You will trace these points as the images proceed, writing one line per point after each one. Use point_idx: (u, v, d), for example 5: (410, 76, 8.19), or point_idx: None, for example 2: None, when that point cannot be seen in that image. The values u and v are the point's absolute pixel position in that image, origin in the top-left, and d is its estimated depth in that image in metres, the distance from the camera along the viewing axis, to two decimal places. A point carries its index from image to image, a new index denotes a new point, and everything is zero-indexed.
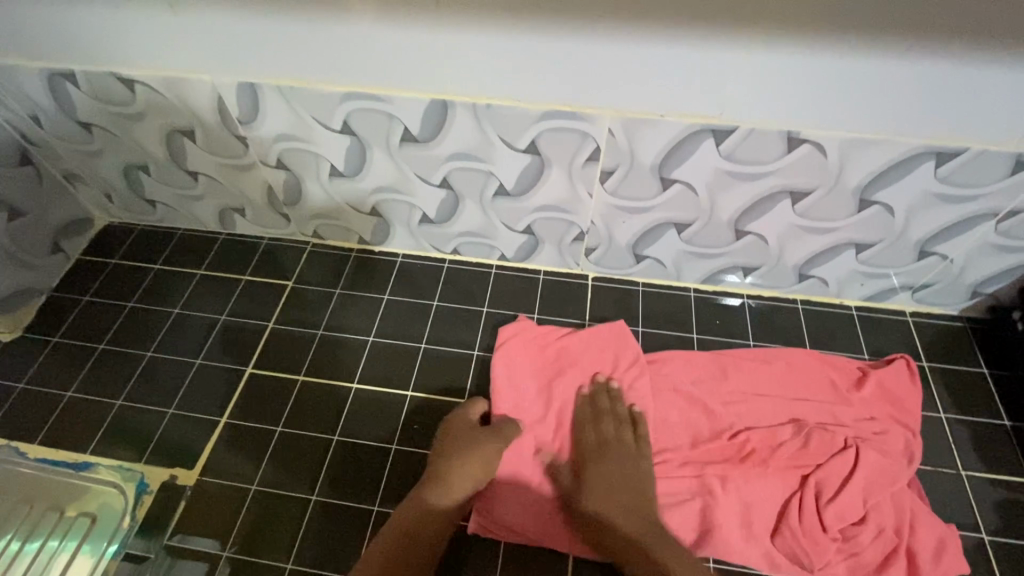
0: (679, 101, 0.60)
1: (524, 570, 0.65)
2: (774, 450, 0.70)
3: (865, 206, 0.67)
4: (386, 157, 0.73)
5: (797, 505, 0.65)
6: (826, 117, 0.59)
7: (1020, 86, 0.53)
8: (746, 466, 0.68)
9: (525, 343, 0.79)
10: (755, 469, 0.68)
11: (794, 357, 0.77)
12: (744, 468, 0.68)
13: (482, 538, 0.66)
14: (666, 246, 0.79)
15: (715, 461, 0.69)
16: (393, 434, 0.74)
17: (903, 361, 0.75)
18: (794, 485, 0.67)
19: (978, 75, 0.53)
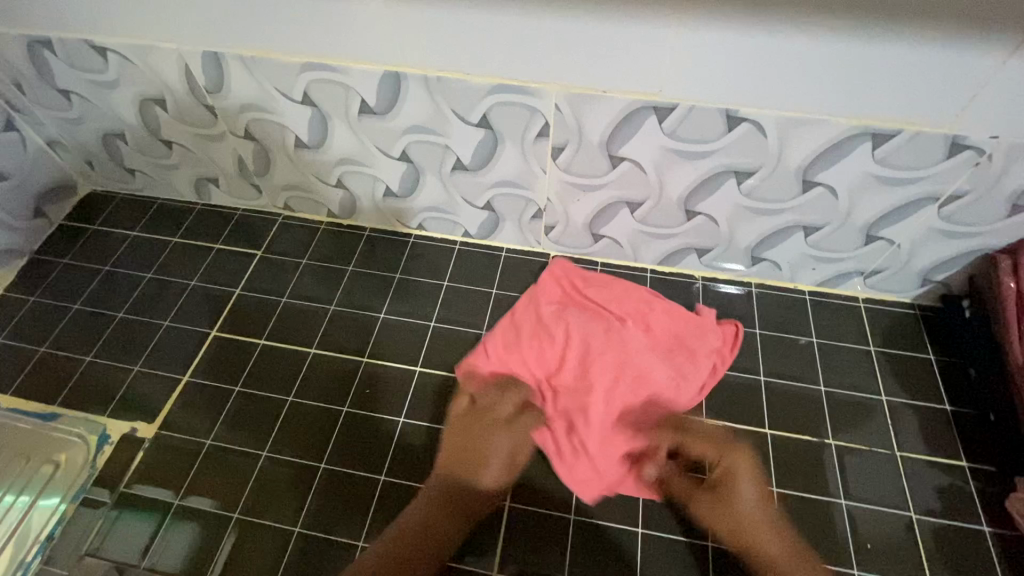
0: (624, 78, 0.61)
1: None
2: (632, 373, 0.75)
3: (810, 188, 0.67)
4: (346, 129, 0.74)
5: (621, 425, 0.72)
6: (765, 97, 0.59)
7: (947, 68, 0.54)
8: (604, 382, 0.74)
9: (555, 292, 0.83)
10: (609, 387, 0.74)
11: (701, 322, 0.80)
12: (598, 383, 0.74)
13: None
14: (621, 225, 0.80)
15: (579, 375, 0.75)
16: (346, 398, 0.77)
17: (733, 330, 0.80)
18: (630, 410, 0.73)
19: (910, 54, 0.53)
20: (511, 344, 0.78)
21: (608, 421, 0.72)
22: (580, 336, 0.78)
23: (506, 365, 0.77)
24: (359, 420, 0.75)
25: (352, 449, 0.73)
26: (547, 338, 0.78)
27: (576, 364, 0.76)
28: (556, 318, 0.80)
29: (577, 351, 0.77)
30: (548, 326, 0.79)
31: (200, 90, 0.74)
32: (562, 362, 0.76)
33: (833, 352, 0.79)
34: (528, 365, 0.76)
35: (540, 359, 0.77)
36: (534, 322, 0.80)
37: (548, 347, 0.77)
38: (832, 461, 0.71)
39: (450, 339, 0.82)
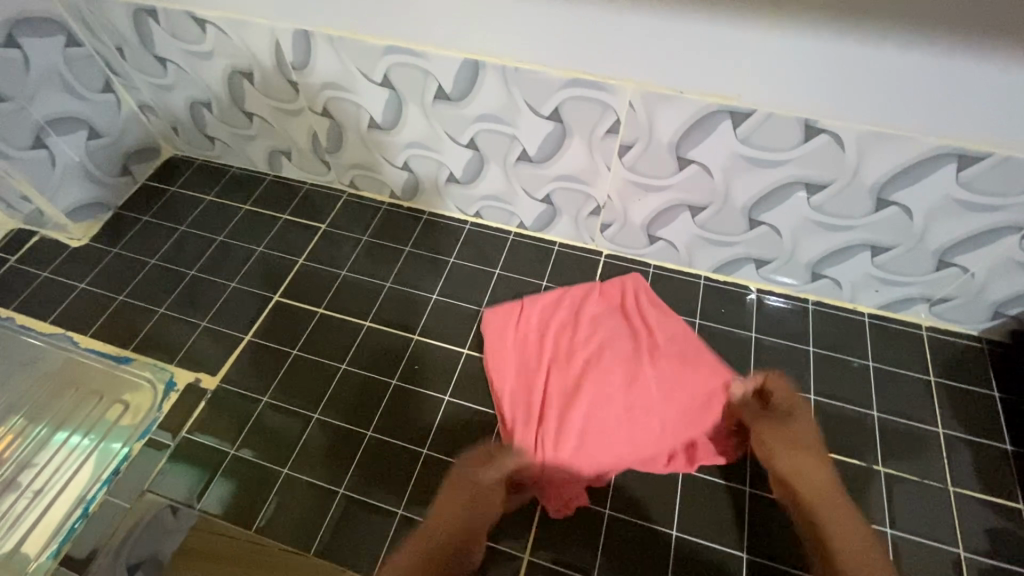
0: (701, 80, 0.61)
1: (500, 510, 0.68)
2: (640, 374, 0.77)
3: (884, 206, 0.65)
4: (419, 114, 0.76)
5: (618, 417, 0.73)
6: (848, 108, 0.58)
7: None
8: (613, 377, 0.76)
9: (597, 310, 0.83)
10: (616, 382, 0.76)
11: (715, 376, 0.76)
12: (605, 375, 0.77)
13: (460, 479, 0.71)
14: (680, 229, 0.79)
15: (590, 365, 0.78)
16: (395, 372, 0.80)
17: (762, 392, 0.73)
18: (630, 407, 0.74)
19: (1014, 76, 0.51)
20: (536, 328, 0.82)
21: (586, 443, 0.71)
22: (600, 334, 0.80)
23: (523, 343, 0.81)
24: (405, 394, 0.77)
25: (398, 422, 0.75)
26: (559, 335, 0.81)
27: (579, 373, 0.77)
28: (585, 321, 0.82)
29: (593, 345, 0.80)
30: (575, 323, 0.82)
31: (287, 65, 0.78)
32: (568, 363, 0.78)
33: (889, 378, 0.77)
34: (538, 355, 0.80)
35: (559, 346, 0.80)
36: (564, 318, 0.83)
37: (559, 345, 0.80)
38: (879, 488, 0.69)
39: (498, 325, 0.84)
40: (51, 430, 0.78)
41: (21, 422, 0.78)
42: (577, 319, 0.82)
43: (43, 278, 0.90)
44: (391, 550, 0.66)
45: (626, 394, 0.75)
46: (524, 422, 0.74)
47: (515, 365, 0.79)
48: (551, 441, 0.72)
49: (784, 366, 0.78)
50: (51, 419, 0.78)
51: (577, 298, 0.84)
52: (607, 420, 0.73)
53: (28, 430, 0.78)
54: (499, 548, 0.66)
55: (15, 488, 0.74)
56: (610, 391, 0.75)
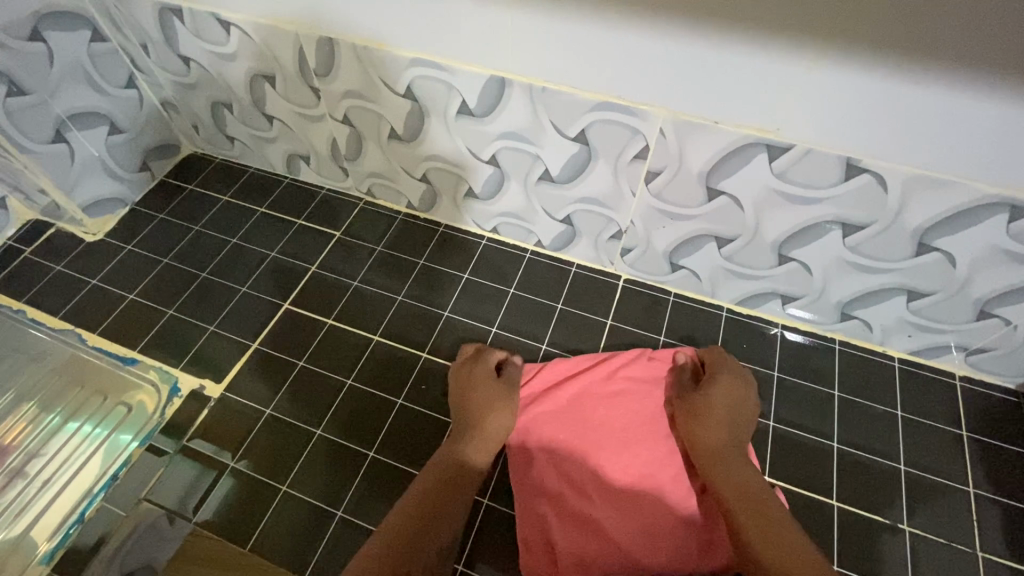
0: (739, 110, 0.57)
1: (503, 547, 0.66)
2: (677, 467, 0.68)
3: (925, 252, 0.62)
4: (441, 127, 0.74)
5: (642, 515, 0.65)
6: (894, 150, 0.55)
7: None
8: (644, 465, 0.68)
9: (635, 385, 0.74)
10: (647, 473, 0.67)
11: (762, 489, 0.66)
12: (636, 461, 0.68)
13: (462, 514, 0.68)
14: (704, 259, 0.76)
15: (619, 448, 0.69)
16: (400, 390, 0.77)
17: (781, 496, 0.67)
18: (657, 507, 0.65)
19: None
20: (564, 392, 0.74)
21: (600, 541, 0.63)
22: (635, 413, 0.72)
23: (549, 406, 0.73)
24: (411, 414, 0.75)
25: (402, 443, 0.73)
26: (598, 410, 0.72)
27: (615, 461, 0.68)
28: (620, 399, 0.73)
29: (625, 423, 0.71)
30: (609, 394, 0.73)
31: (310, 71, 0.76)
32: (602, 448, 0.69)
33: (917, 429, 0.73)
34: (561, 426, 0.71)
35: (589, 417, 0.72)
36: (598, 385, 0.74)
37: (595, 422, 0.71)
38: (902, 549, 0.65)
39: (509, 347, 0.81)
40: (57, 425, 0.77)
41: (26, 415, 0.78)
42: (612, 392, 0.73)
43: (56, 272, 0.90)
44: None
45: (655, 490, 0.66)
46: (547, 510, 0.66)
47: (537, 432, 0.71)
48: (578, 538, 0.64)
49: (807, 409, 0.75)
50: (56, 415, 0.78)
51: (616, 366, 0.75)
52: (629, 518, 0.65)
53: (34, 423, 0.78)
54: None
55: (17, 483, 0.73)
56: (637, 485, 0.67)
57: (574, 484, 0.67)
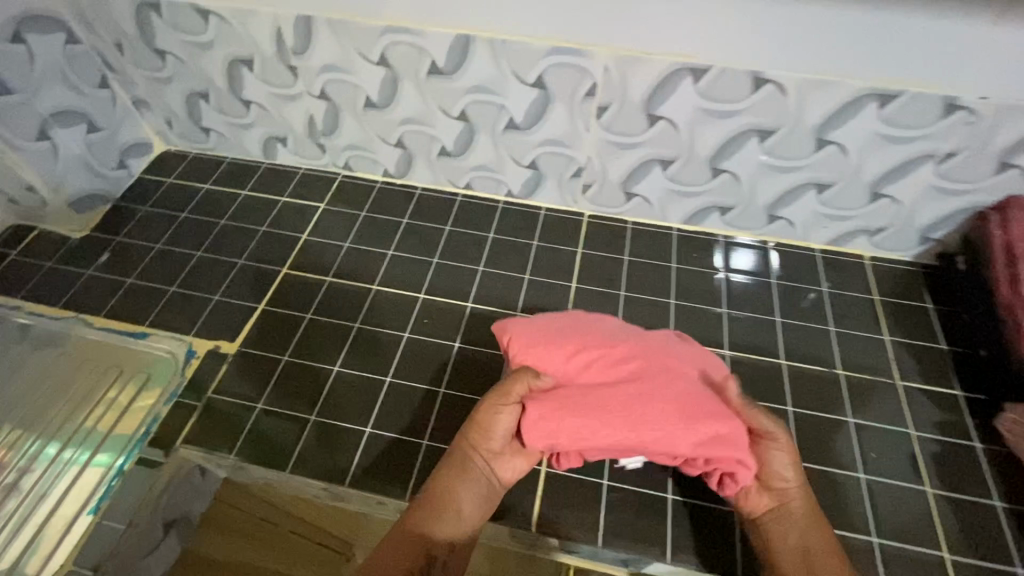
0: (664, 40, 0.71)
1: None
2: (664, 371, 0.64)
3: (824, 145, 0.76)
4: (415, 90, 0.84)
5: (623, 408, 0.61)
6: (784, 60, 0.69)
7: (933, 33, 0.65)
8: (637, 372, 0.64)
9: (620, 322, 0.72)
10: (637, 380, 0.63)
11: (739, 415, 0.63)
12: (629, 366, 0.64)
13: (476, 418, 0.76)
14: (652, 183, 0.89)
15: (613, 350, 0.66)
16: (406, 325, 0.85)
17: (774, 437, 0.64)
18: (639, 398, 0.62)
19: (902, 19, 0.64)
20: (566, 314, 0.72)
21: (577, 425, 0.61)
22: (630, 327, 0.70)
23: (547, 318, 0.71)
24: (419, 344, 0.83)
25: (415, 368, 0.80)
26: (602, 324, 0.70)
27: (605, 362, 0.65)
28: (616, 321, 0.71)
29: (618, 331, 0.69)
30: (606, 319, 0.71)
31: (288, 51, 0.84)
32: (612, 361, 0.65)
33: (841, 300, 0.88)
34: (561, 328, 0.69)
35: (588, 329, 0.69)
36: (593, 315, 0.72)
37: (604, 333, 0.68)
38: (841, 389, 0.79)
39: (495, 282, 0.90)
40: (40, 446, 0.76)
41: (8, 439, 0.77)
42: (605, 317, 0.71)
43: (47, 268, 0.92)
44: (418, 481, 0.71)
45: (641, 390, 0.62)
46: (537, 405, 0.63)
47: (536, 338, 0.68)
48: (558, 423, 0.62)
49: (753, 298, 0.88)
50: (35, 440, 0.76)
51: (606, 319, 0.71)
52: (609, 410, 0.61)
53: (16, 445, 0.76)
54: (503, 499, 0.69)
55: (11, 498, 0.72)
56: (624, 388, 0.63)
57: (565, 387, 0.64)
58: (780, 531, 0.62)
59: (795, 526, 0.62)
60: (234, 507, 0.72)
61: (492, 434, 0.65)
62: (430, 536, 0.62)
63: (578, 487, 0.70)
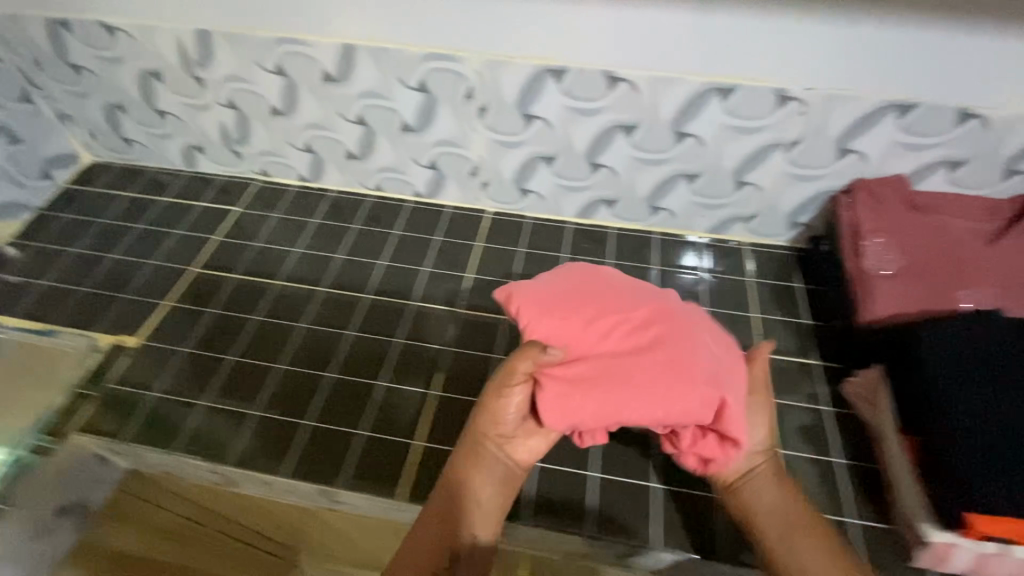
0: (523, 45, 0.78)
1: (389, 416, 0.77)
2: (684, 342, 0.63)
3: (682, 138, 0.83)
4: (311, 97, 0.90)
5: (641, 389, 0.60)
6: (629, 59, 0.77)
7: (750, 32, 0.72)
8: (651, 345, 0.63)
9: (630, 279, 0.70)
10: (653, 353, 0.62)
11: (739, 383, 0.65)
12: (647, 338, 0.63)
13: (354, 398, 0.79)
14: (542, 179, 0.95)
15: (629, 322, 0.64)
16: (303, 315, 0.89)
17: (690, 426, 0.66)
18: (658, 379, 0.61)
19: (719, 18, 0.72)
20: (569, 277, 0.68)
21: (592, 406, 0.61)
22: (647, 294, 0.67)
23: (562, 281, 0.68)
24: (314, 334, 0.86)
25: (307, 355, 0.84)
26: (617, 287, 0.67)
27: (622, 334, 0.64)
28: (632, 283, 0.68)
29: (637, 299, 0.66)
30: (624, 280, 0.69)
31: (192, 63, 0.90)
32: (627, 330, 0.64)
33: (721, 283, 0.92)
34: (578, 293, 0.66)
35: (608, 294, 0.66)
36: (608, 273, 0.69)
37: (622, 300, 0.66)
38: None
39: (394, 275, 0.94)
40: None
41: None
42: (622, 280, 0.69)
43: None
44: (294, 455, 0.74)
45: (660, 369, 0.61)
46: (554, 384, 0.62)
47: (555, 304, 0.65)
48: (570, 404, 0.61)
49: (637, 282, 0.92)
50: None
51: (615, 274, 0.70)
52: (628, 390, 0.61)
53: None
54: (364, 473, 0.72)
55: None
56: (642, 365, 0.61)
57: (583, 365, 0.62)
58: (754, 495, 0.66)
59: (766, 488, 0.66)
60: (149, 502, 0.82)
61: (500, 416, 0.66)
62: (458, 526, 0.65)
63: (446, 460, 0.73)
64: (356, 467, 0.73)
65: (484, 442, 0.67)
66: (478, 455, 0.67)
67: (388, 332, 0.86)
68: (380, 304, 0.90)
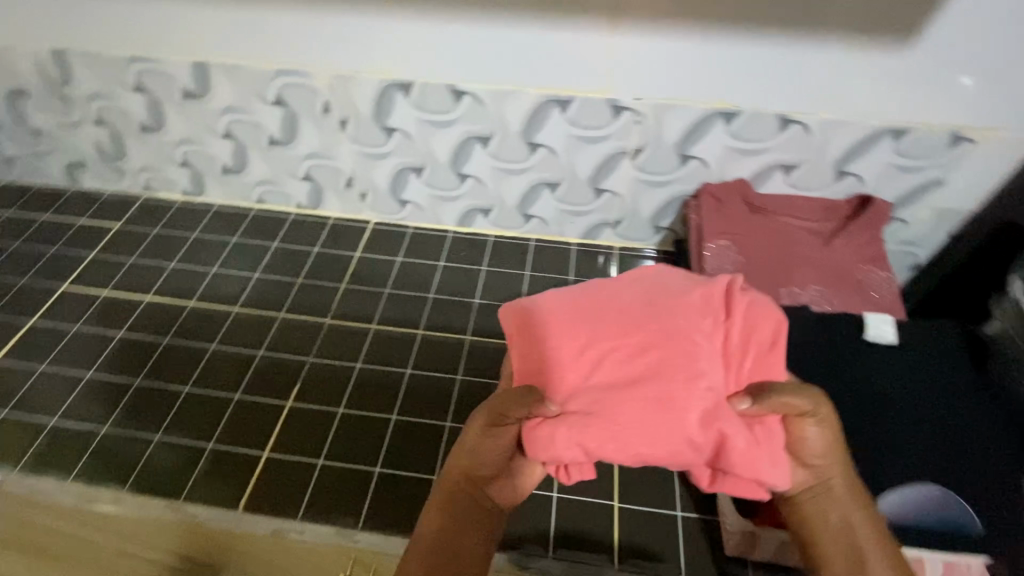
0: (367, 60, 0.80)
1: (238, 426, 0.79)
2: (697, 371, 0.47)
3: (535, 148, 0.85)
4: (178, 114, 0.92)
5: (649, 428, 0.46)
6: (469, 73, 0.79)
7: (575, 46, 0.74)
8: (671, 378, 0.47)
9: (638, 290, 0.53)
10: (667, 384, 0.47)
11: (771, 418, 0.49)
12: (660, 366, 0.48)
13: (206, 410, 0.80)
14: (415, 190, 0.96)
15: (637, 348, 0.49)
16: (168, 330, 0.90)
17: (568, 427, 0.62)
18: (670, 415, 0.46)
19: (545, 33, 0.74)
20: (570, 295, 0.54)
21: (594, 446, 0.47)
22: (656, 308, 0.51)
23: (555, 304, 0.53)
24: (178, 347, 0.87)
25: (166, 368, 0.85)
26: (620, 298, 0.53)
27: (626, 361, 0.49)
28: (643, 293, 0.53)
29: (638, 315, 0.51)
30: (634, 294, 0.53)
31: (57, 82, 0.91)
32: (626, 353, 0.49)
33: None
34: (574, 314, 0.52)
35: (610, 310, 0.52)
36: (614, 285, 0.55)
37: (629, 315, 0.51)
38: None
39: (265, 287, 0.95)
40: None
41: None
42: (629, 290, 0.54)
43: None
44: (140, 470, 0.75)
45: (668, 400, 0.47)
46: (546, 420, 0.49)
47: (546, 329, 0.52)
48: (567, 446, 0.47)
49: (504, 288, 0.95)
50: None
51: (625, 282, 0.55)
52: (634, 429, 0.46)
53: None
54: (204, 482, 0.74)
55: None
56: (644, 403, 0.47)
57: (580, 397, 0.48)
58: (820, 509, 0.51)
59: (844, 517, 0.51)
60: None
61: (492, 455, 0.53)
62: None
63: (290, 468, 0.75)
64: (199, 479, 0.74)
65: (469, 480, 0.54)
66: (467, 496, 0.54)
67: (252, 344, 0.88)
68: (249, 317, 0.91)
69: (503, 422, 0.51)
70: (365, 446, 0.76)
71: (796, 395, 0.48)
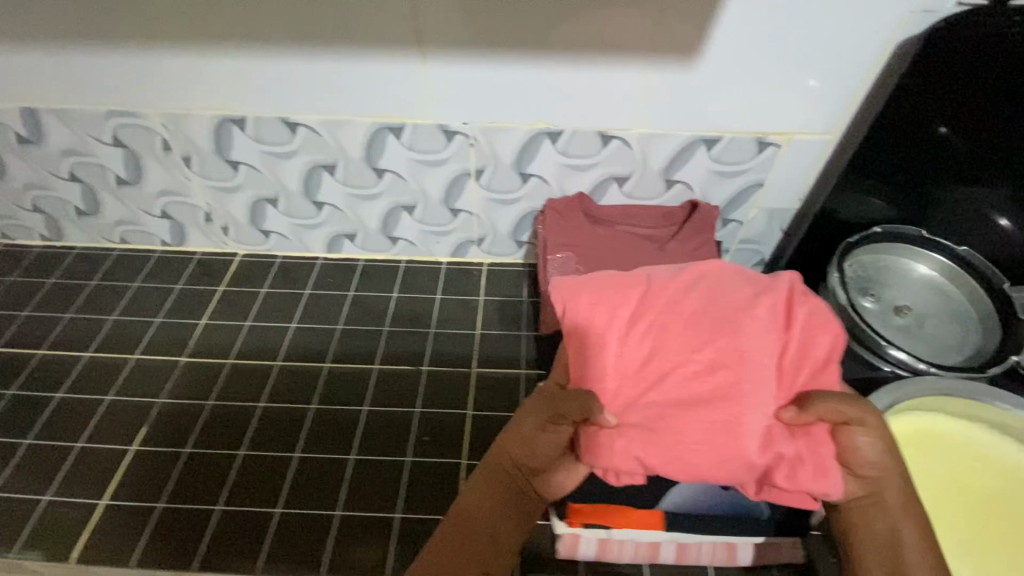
0: (196, 98, 0.80)
1: (80, 473, 0.77)
2: (748, 389, 0.56)
3: (382, 173, 0.87)
4: (18, 160, 0.90)
5: (709, 443, 0.54)
6: (300, 106, 0.80)
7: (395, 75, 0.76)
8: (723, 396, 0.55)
9: (701, 299, 0.60)
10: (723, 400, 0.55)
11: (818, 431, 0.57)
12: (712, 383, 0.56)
13: (49, 460, 0.78)
14: (276, 220, 0.96)
15: (687, 364, 0.57)
16: (14, 381, 0.87)
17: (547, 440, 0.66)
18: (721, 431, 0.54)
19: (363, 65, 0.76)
20: (625, 300, 0.61)
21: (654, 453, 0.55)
22: (709, 324, 0.59)
23: (609, 309, 0.60)
24: (23, 399, 0.85)
25: (6, 422, 0.82)
26: (677, 309, 0.60)
27: (686, 375, 0.57)
28: (699, 302, 0.60)
29: (697, 330, 0.59)
30: (687, 304, 0.60)
31: None
32: (687, 367, 0.57)
33: (454, 304, 0.96)
34: (629, 322, 0.60)
35: (668, 323, 0.59)
36: (679, 292, 0.61)
37: (689, 326, 0.59)
38: (423, 383, 0.86)
39: (124, 328, 0.94)
40: None
41: None
42: (689, 299, 0.60)
43: None
44: None
45: (718, 417, 0.55)
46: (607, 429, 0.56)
47: (604, 335, 0.59)
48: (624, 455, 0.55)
49: (370, 312, 0.95)
50: None
51: (695, 290, 0.61)
52: (692, 443, 0.54)
53: None
54: (36, 535, 0.72)
55: None
56: (700, 417, 0.55)
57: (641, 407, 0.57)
58: (865, 519, 0.58)
59: (883, 515, 0.58)
60: None
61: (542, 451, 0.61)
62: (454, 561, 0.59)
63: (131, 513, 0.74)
64: (32, 534, 0.72)
65: (522, 467, 0.62)
66: (505, 478, 0.63)
67: (105, 389, 0.86)
68: (106, 361, 0.89)
69: (558, 421, 0.60)
70: (211, 484, 0.76)
71: (839, 405, 0.56)
